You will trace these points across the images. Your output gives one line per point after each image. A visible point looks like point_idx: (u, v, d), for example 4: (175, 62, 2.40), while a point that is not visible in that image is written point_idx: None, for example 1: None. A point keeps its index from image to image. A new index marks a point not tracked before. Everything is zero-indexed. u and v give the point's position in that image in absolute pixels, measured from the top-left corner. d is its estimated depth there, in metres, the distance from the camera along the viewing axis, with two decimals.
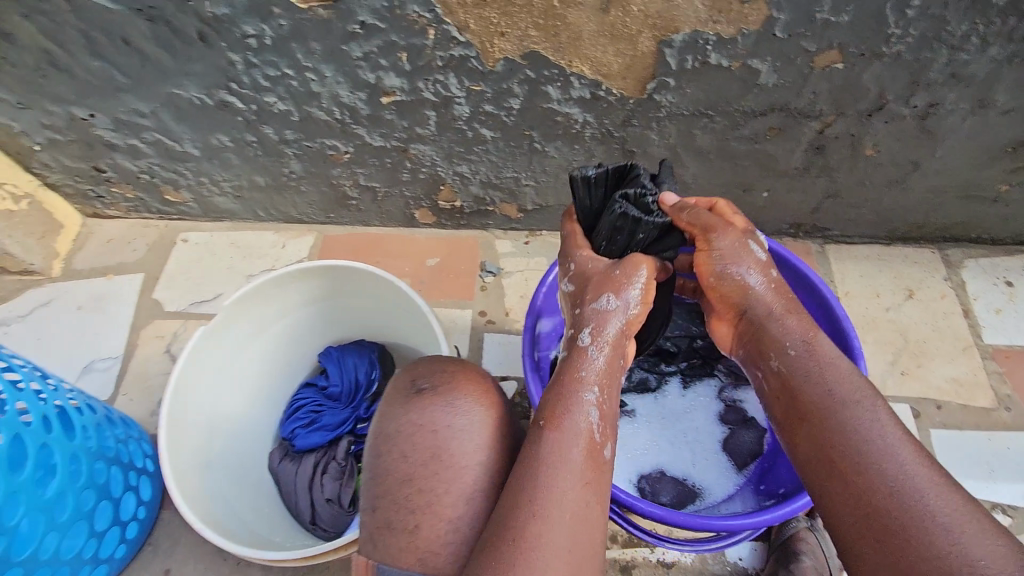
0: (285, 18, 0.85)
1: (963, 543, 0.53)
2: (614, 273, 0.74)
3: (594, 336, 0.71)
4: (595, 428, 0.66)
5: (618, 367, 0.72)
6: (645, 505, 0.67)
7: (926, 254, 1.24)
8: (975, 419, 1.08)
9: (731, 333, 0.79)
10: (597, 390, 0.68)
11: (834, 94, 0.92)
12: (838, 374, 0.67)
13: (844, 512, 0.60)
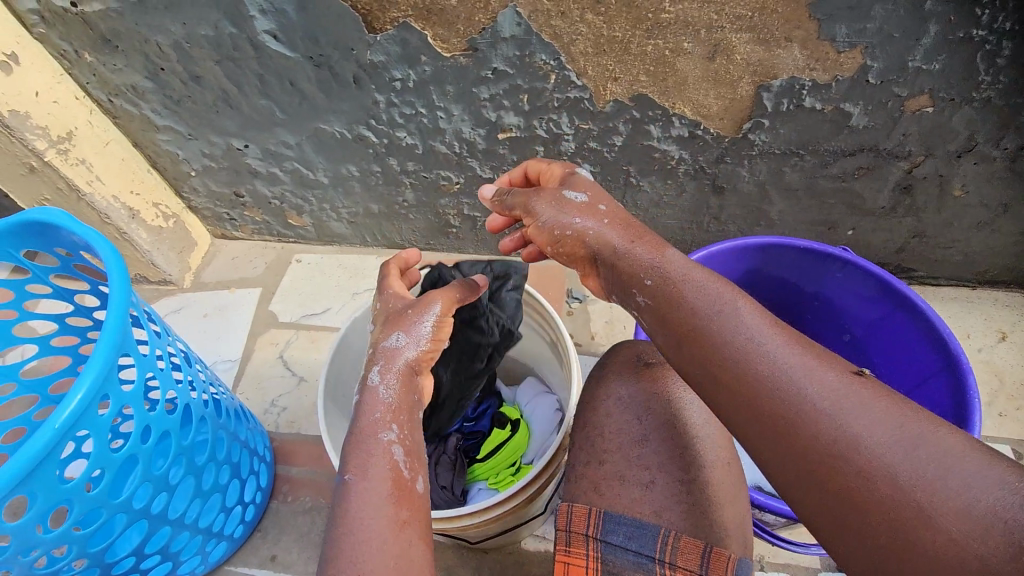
0: (430, 65, 1.01)
1: (878, 445, 0.49)
2: (405, 312, 0.75)
3: (383, 372, 0.69)
4: (400, 465, 0.62)
5: (413, 402, 0.69)
6: (762, 498, 0.77)
7: (1018, 298, 1.24)
8: None
9: (599, 285, 0.74)
10: (397, 421, 0.66)
11: (923, 136, 0.98)
12: (696, 290, 0.63)
13: (784, 467, 0.52)
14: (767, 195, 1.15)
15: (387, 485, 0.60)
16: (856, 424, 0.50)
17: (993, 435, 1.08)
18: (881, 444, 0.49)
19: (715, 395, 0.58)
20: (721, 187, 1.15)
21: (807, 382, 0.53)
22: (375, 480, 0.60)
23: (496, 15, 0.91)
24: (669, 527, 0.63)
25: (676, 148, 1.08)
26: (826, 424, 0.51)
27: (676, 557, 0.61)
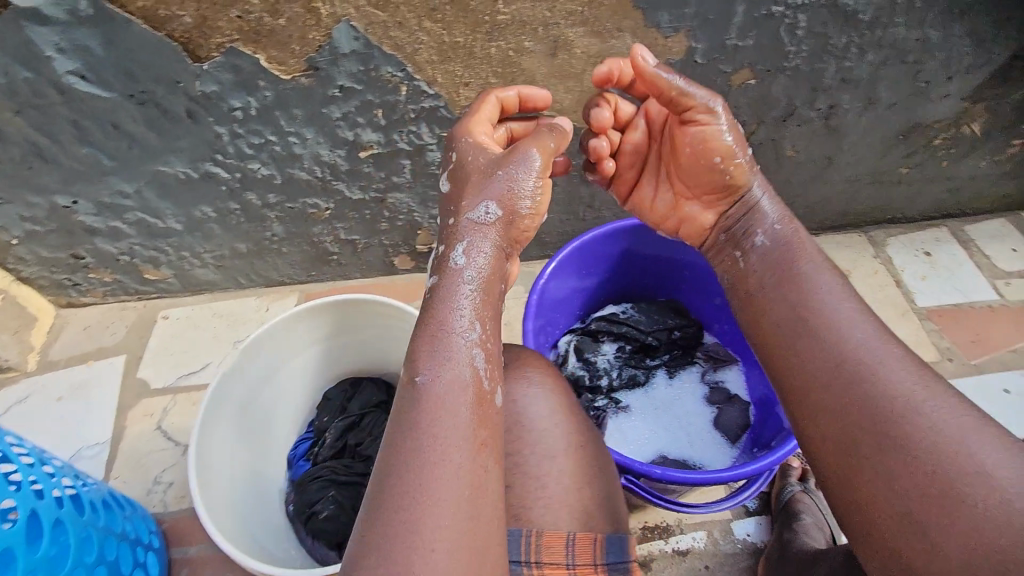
0: (270, 89, 0.95)
1: (939, 433, 0.56)
2: (497, 174, 0.74)
3: (467, 255, 0.71)
4: (481, 374, 0.65)
5: (496, 290, 0.72)
6: (658, 470, 0.76)
7: (855, 237, 1.41)
8: None
9: (715, 216, 0.86)
10: (473, 317, 0.68)
11: (752, 106, 1.08)
12: (806, 253, 0.76)
13: (843, 424, 0.61)
14: None
15: (455, 398, 0.62)
16: (905, 397, 0.59)
17: None
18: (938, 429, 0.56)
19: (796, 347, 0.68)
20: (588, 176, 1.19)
21: (883, 365, 0.61)
22: (449, 389, 0.63)
23: (330, 31, 0.88)
24: (533, 526, 0.64)
25: None
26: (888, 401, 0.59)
27: (542, 556, 0.63)
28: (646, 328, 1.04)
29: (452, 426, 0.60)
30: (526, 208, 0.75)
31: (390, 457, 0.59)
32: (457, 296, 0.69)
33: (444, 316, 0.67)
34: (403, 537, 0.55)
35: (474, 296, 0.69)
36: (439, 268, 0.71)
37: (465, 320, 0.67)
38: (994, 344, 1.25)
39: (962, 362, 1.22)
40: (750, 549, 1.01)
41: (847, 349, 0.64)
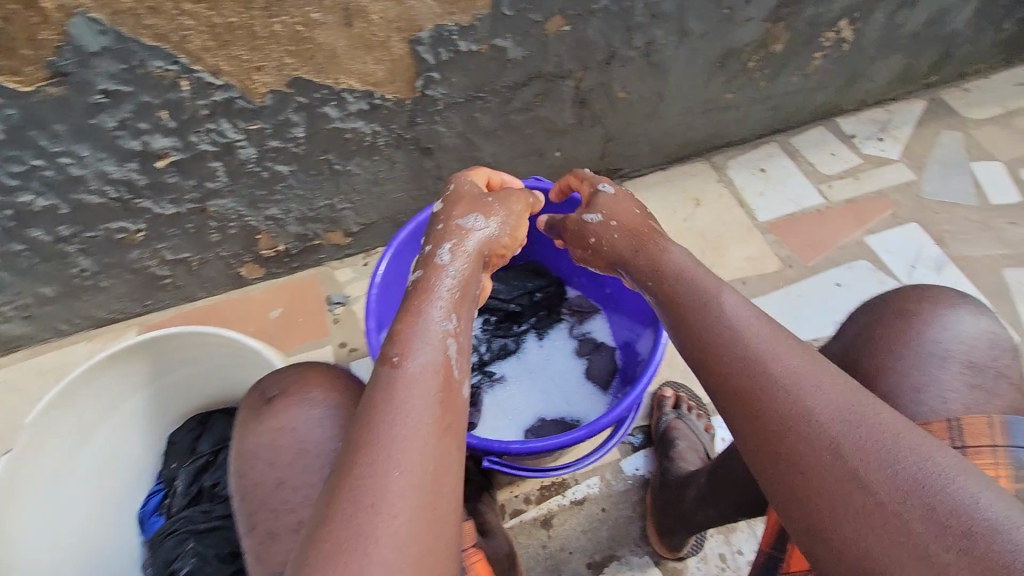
0: (12, 106, 0.79)
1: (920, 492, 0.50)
2: (484, 201, 0.81)
3: (452, 252, 0.74)
4: (452, 358, 0.64)
5: (471, 292, 0.73)
6: (516, 445, 0.79)
7: (699, 165, 1.47)
8: (772, 283, 1.32)
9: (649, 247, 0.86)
10: (451, 306, 0.69)
11: (572, 53, 1.07)
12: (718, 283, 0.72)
13: (816, 488, 0.53)
14: (472, 142, 1.17)
15: (425, 379, 0.60)
16: (866, 438, 0.53)
17: None
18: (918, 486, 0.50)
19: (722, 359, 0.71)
20: (427, 148, 1.14)
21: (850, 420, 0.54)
22: (418, 374, 0.61)
23: (65, 27, 0.74)
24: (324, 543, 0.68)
25: (363, 122, 1.02)
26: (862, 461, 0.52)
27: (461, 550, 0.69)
28: (505, 296, 1.03)
29: (417, 402, 0.59)
30: (508, 218, 0.80)
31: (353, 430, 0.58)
32: (437, 287, 0.70)
33: (426, 301, 0.68)
34: (357, 499, 0.53)
35: (456, 296, 0.69)
36: (422, 264, 0.73)
37: (444, 308, 0.67)
38: (824, 245, 1.37)
39: (801, 267, 1.34)
40: (640, 482, 1.07)
41: (784, 381, 0.58)
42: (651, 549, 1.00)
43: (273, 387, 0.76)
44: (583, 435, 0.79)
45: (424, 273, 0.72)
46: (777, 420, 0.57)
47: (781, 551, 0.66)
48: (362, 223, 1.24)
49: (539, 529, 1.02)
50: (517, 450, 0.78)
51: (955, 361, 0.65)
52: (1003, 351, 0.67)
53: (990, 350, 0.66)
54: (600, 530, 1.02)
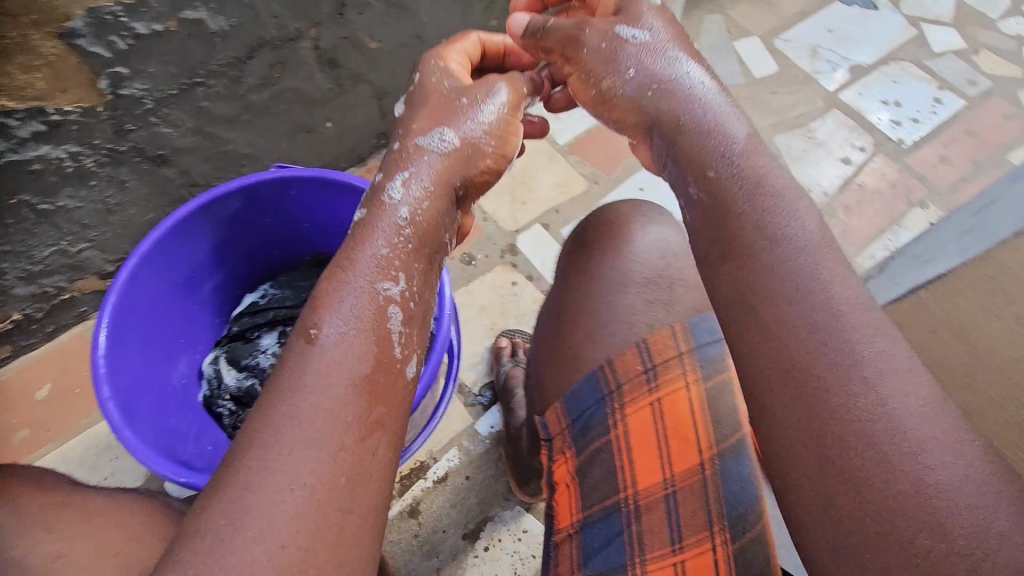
0: None
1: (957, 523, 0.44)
2: (460, 101, 0.70)
3: (403, 193, 0.64)
4: (394, 338, 0.57)
5: (427, 238, 0.65)
6: None
7: None
8: (583, 203, 1.33)
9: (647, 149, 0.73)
10: (391, 266, 0.60)
11: (292, 10, 0.94)
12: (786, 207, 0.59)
13: (844, 498, 0.47)
14: (215, 135, 1.01)
15: (341, 353, 0.54)
16: (921, 457, 0.46)
17: (525, 223, 1.30)
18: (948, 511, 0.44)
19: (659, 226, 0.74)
20: (160, 155, 0.96)
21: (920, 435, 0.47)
22: (341, 348, 0.54)
23: None
24: None
25: (51, 146, 0.83)
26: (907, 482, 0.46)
27: None
28: (294, 301, 0.91)
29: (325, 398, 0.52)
30: (478, 145, 0.69)
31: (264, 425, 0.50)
32: (373, 236, 0.61)
33: (365, 251, 0.60)
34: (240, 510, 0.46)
35: (403, 245, 0.62)
36: (372, 200, 0.65)
37: (385, 263, 0.60)
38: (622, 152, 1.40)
39: (606, 180, 1.36)
40: (498, 438, 1.06)
41: (854, 385, 0.49)
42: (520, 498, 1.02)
43: None
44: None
45: (371, 213, 0.63)
46: (822, 416, 0.49)
47: (551, 511, 0.68)
48: (117, 258, 1.05)
49: (409, 521, 0.98)
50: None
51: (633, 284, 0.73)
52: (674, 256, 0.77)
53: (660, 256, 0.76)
54: (468, 499, 1.01)
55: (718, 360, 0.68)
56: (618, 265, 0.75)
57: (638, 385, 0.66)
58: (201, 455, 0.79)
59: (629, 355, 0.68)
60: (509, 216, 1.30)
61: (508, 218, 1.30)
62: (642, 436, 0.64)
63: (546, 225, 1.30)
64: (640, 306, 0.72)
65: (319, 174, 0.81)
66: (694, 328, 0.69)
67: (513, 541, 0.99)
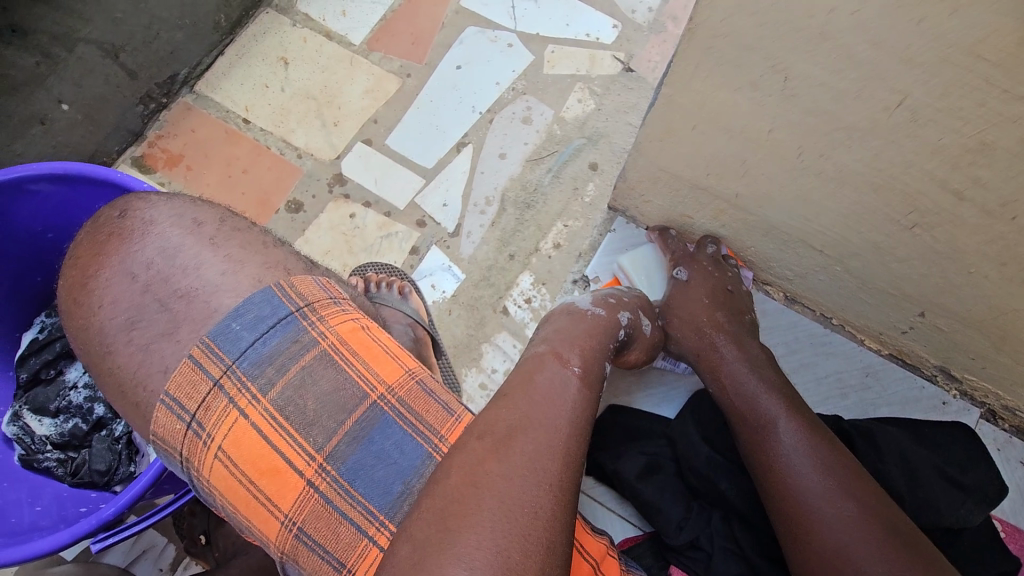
0: None
1: (855, 538, 0.58)
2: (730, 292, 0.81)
3: (630, 323, 0.71)
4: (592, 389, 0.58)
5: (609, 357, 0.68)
6: (110, 507, 0.65)
7: (264, 19, 1.23)
8: (402, 104, 1.19)
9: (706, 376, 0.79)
10: (611, 333, 0.67)
11: None
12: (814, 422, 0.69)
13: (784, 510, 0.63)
14: None
15: (590, 394, 0.57)
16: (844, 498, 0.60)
17: (344, 143, 1.16)
18: (856, 533, 0.58)
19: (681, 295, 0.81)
20: None
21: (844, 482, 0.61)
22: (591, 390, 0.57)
23: None
24: None
25: None
26: (820, 503, 0.61)
27: None
28: None
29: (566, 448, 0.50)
30: (697, 297, 0.80)
31: (573, 386, 0.56)
32: (600, 315, 0.69)
33: (593, 330, 0.66)
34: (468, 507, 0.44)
35: (616, 331, 0.68)
36: (607, 302, 0.72)
37: (606, 333, 0.67)
38: (428, 32, 1.24)
39: (421, 71, 1.21)
40: None
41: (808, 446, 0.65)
42: None
43: None
44: None
45: (602, 308, 0.70)
46: (776, 459, 0.66)
47: None
48: None
49: None
50: (117, 508, 0.64)
51: (124, 335, 0.54)
52: (165, 265, 0.55)
53: (147, 280, 0.55)
54: None
55: (277, 356, 0.51)
56: (104, 312, 0.54)
57: (193, 444, 0.49)
58: (38, 516, 0.71)
59: (163, 417, 0.50)
60: (324, 143, 1.16)
61: (324, 145, 1.16)
62: (233, 493, 0.49)
63: (369, 141, 1.16)
64: (147, 349, 0.53)
65: (12, 172, 0.69)
66: (222, 338, 0.51)
67: None
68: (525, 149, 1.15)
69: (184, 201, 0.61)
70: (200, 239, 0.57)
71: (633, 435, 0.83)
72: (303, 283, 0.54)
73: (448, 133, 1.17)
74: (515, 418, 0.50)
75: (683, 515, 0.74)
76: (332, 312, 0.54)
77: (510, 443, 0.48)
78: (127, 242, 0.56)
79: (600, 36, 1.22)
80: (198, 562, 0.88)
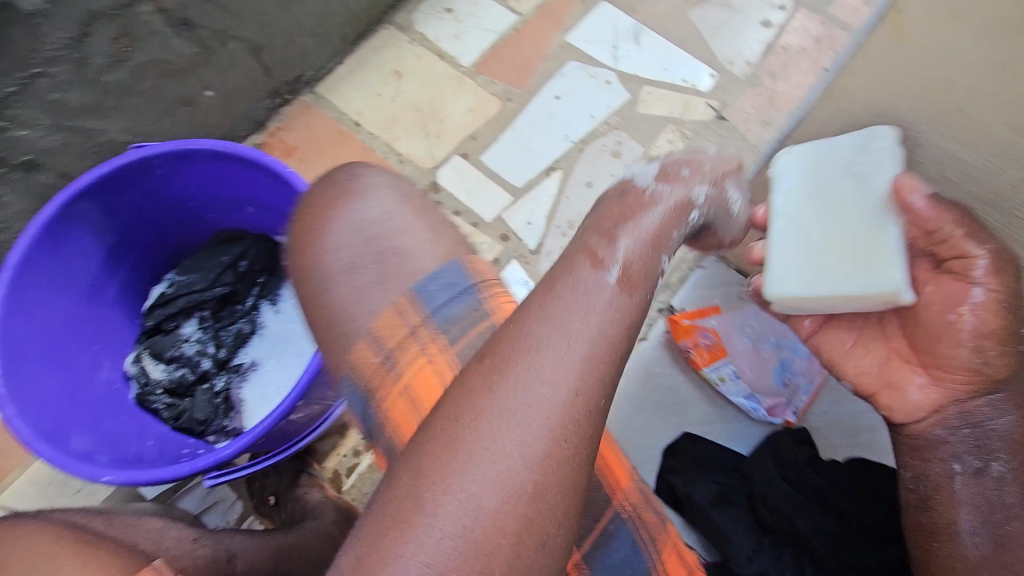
0: None
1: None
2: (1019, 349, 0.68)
3: (700, 208, 0.65)
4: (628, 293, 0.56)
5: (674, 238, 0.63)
6: (225, 451, 0.71)
7: (384, 34, 1.34)
8: (500, 125, 1.26)
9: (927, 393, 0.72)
10: (675, 224, 0.62)
11: None
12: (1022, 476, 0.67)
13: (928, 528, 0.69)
14: (82, 128, 0.95)
15: (628, 298, 0.55)
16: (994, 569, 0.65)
17: (443, 154, 1.24)
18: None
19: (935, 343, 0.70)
20: (27, 161, 0.91)
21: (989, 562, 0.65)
22: (632, 294, 0.56)
23: None
24: None
25: None
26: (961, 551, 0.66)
27: None
28: (202, 284, 0.88)
29: (586, 364, 0.52)
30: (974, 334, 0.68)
31: (607, 298, 0.54)
32: (670, 203, 0.63)
33: (646, 216, 0.61)
34: (444, 444, 0.49)
35: (682, 219, 0.63)
36: (670, 178, 0.65)
37: (673, 217, 0.62)
38: (532, 62, 1.32)
39: (521, 97, 1.29)
40: None
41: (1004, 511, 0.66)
42: None
43: None
44: (300, 395, 0.72)
45: (666, 186, 0.64)
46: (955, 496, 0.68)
47: None
48: None
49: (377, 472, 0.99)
50: (228, 454, 0.70)
51: (344, 275, 0.64)
52: (385, 226, 0.66)
53: (368, 235, 0.65)
54: None
55: (461, 318, 0.61)
56: (329, 255, 0.65)
57: (383, 377, 0.60)
58: (147, 450, 0.79)
59: (365, 350, 0.61)
60: (425, 152, 1.24)
61: (424, 153, 1.24)
62: (407, 427, 0.58)
63: (466, 155, 1.24)
64: (361, 292, 0.63)
65: (178, 146, 0.78)
66: (423, 294, 0.62)
67: None
68: (612, 180, 1.20)
69: (395, 176, 0.71)
70: (411, 209, 0.68)
71: (703, 463, 0.91)
72: (482, 263, 0.65)
73: (541, 157, 1.23)
74: (525, 344, 0.52)
75: (753, 548, 0.78)
76: (503, 293, 0.64)
77: (508, 374, 0.51)
78: (351, 200, 0.67)
79: (697, 83, 1.28)
80: (265, 520, 0.94)
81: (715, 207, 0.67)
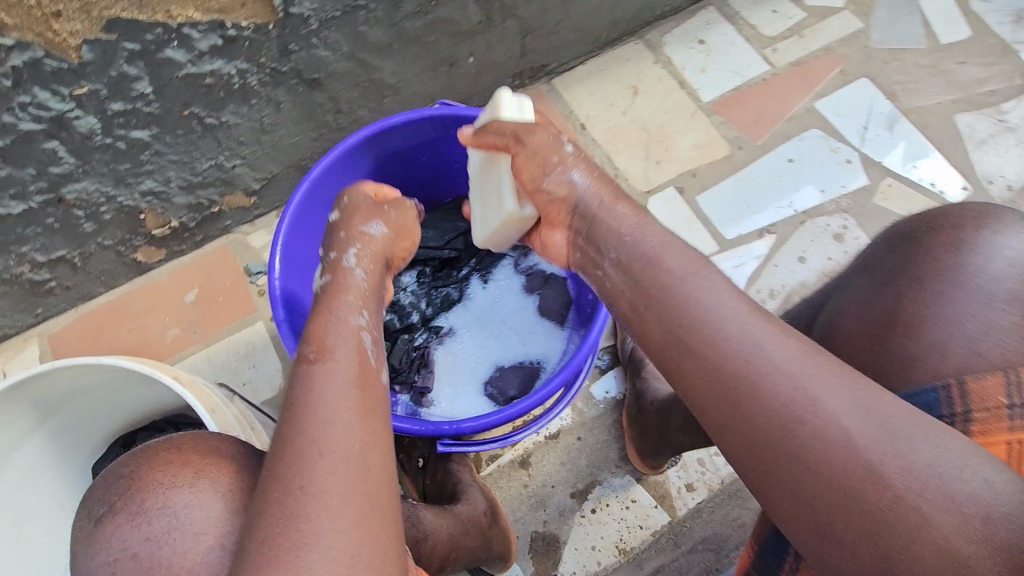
0: None
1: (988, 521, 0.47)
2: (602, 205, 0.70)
3: (358, 256, 0.67)
4: (366, 347, 0.58)
5: (381, 274, 0.68)
6: (449, 425, 0.67)
7: (632, 48, 1.33)
8: (724, 170, 1.22)
9: None
10: (365, 293, 0.64)
11: None
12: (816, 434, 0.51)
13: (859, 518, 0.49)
14: (366, 64, 1.00)
15: (325, 385, 0.53)
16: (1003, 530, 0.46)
17: (660, 182, 1.21)
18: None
19: (687, 355, 0.58)
20: (314, 79, 0.97)
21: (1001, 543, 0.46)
22: (330, 374, 0.54)
23: None
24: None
25: (223, 62, 0.85)
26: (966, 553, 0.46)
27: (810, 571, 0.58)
28: (436, 243, 0.93)
29: (359, 380, 0.54)
30: None
31: (331, 384, 0.53)
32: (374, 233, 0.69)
33: (354, 285, 0.63)
34: (283, 517, 0.46)
35: (367, 293, 0.64)
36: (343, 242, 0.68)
37: (361, 265, 0.66)
38: (773, 118, 1.26)
39: (753, 148, 1.24)
40: (613, 405, 1.04)
41: (811, 425, 0.51)
42: (630, 468, 0.99)
43: (99, 503, 0.53)
44: (543, 397, 0.67)
45: (377, 230, 0.70)
46: (811, 464, 0.50)
47: None
48: (261, 178, 1.09)
49: (518, 470, 0.99)
50: (456, 429, 0.66)
51: (991, 299, 0.57)
52: None
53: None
54: (579, 460, 1.00)
55: None
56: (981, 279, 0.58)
57: (994, 418, 0.52)
58: None
59: (988, 385, 0.53)
60: (642, 174, 1.21)
61: (641, 176, 1.22)
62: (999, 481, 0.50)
63: (682, 189, 1.20)
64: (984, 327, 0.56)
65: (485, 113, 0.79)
66: None
67: (621, 509, 0.97)
68: (827, 262, 1.14)
69: None
70: None
71: None
72: None
73: (759, 217, 1.18)
74: (299, 423, 0.51)
75: None
76: None
77: (293, 443, 0.50)
78: (977, 255, 0.59)
79: (943, 192, 1.19)
80: (405, 480, 0.96)
81: (414, 219, 0.76)
